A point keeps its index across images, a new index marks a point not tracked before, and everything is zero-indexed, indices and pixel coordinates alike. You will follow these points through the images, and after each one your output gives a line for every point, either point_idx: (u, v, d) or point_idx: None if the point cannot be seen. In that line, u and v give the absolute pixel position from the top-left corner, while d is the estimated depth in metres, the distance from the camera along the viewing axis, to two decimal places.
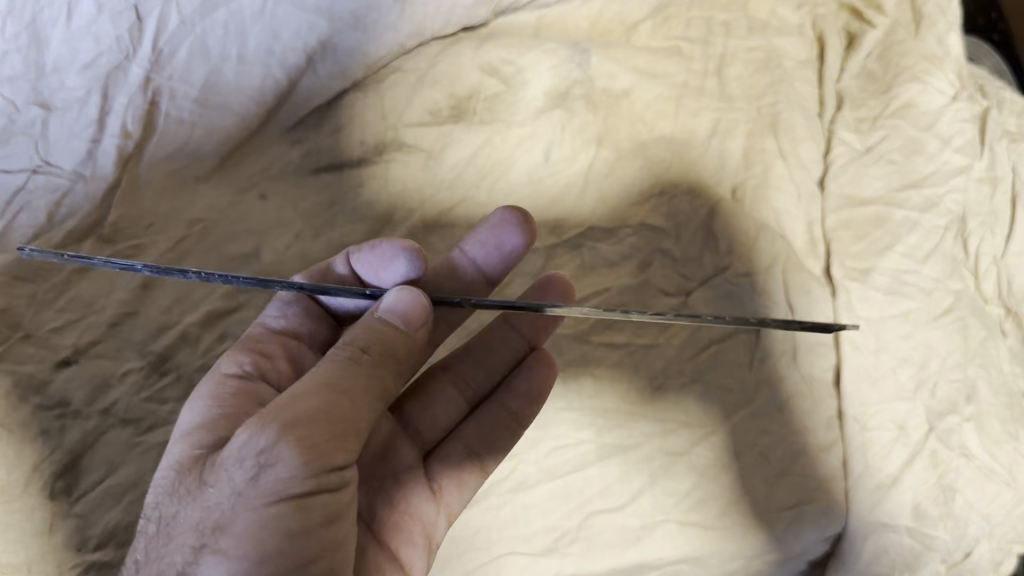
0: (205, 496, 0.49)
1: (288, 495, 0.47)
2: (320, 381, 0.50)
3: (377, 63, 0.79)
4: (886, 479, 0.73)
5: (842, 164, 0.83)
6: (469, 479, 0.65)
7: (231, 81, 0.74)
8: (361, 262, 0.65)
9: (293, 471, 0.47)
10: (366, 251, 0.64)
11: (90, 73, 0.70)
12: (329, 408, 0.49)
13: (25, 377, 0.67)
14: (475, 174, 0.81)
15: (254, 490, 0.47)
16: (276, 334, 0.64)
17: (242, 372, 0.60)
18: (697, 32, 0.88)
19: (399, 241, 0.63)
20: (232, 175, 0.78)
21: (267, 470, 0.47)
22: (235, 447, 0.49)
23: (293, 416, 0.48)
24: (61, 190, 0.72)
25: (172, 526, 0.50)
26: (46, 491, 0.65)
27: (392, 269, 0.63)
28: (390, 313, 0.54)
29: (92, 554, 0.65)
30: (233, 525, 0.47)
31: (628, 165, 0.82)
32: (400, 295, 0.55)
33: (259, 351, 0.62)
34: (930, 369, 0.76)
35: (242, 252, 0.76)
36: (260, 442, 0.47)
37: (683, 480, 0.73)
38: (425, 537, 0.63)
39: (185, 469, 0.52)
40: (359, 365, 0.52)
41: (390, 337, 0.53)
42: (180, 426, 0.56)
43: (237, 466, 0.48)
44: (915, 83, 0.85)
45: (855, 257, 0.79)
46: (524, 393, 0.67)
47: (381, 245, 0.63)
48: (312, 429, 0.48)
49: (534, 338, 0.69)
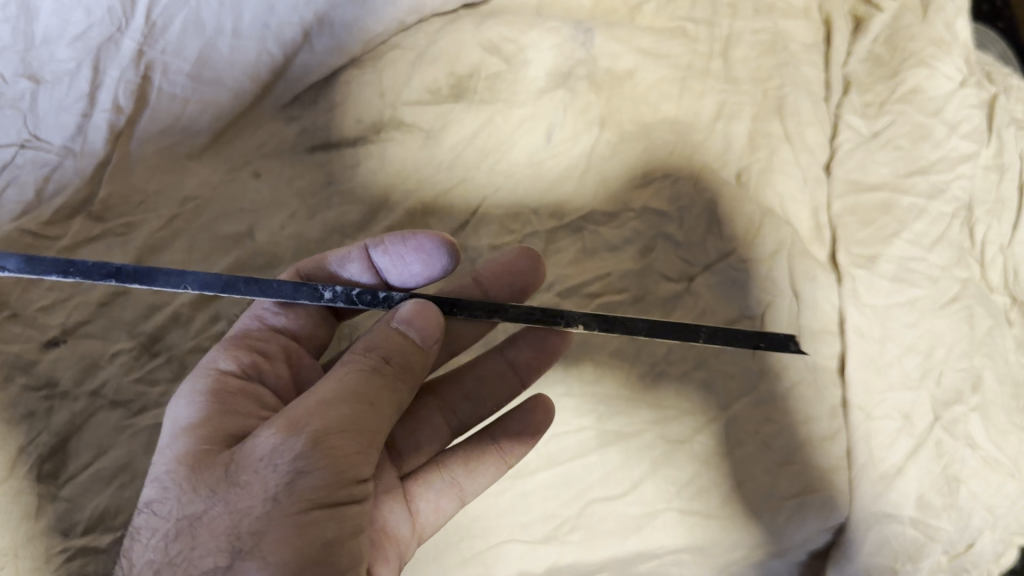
0: (234, 497, 0.46)
1: (323, 502, 0.46)
2: (348, 388, 0.48)
3: (376, 39, 0.78)
4: (890, 469, 0.72)
5: (849, 149, 0.81)
6: (446, 505, 0.63)
7: (225, 56, 0.73)
8: (387, 254, 0.63)
9: (328, 478, 0.46)
10: (399, 241, 0.63)
11: (81, 45, 0.69)
12: (360, 418, 0.48)
13: (12, 358, 0.65)
14: (475, 155, 0.79)
15: (290, 496, 0.46)
16: (277, 336, 0.62)
17: (240, 371, 0.58)
18: (703, 13, 0.86)
19: (439, 235, 0.63)
20: (225, 152, 0.76)
21: (304, 475, 0.46)
22: (265, 449, 0.47)
23: (327, 424, 0.47)
24: (51, 165, 0.70)
25: (195, 530, 0.47)
26: (33, 474, 0.63)
27: (430, 262, 0.63)
28: (406, 326, 0.52)
29: (80, 539, 0.63)
30: (270, 533, 0.45)
31: (630, 147, 0.81)
32: (417, 309, 0.53)
33: (260, 351, 0.60)
34: (936, 358, 0.75)
35: (235, 232, 0.74)
36: (295, 445, 0.46)
37: (684, 468, 0.71)
38: (396, 557, 0.60)
39: (198, 468, 0.49)
40: (383, 376, 0.50)
41: (408, 349, 0.52)
42: (177, 423, 0.53)
43: (270, 469, 0.46)
44: (922, 67, 0.84)
45: (862, 243, 0.77)
46: (515, 434, 0.64)
47: (419, 236, 0.62)
48: (344, 440, 0.47)
49: (527, 378, 0.67)
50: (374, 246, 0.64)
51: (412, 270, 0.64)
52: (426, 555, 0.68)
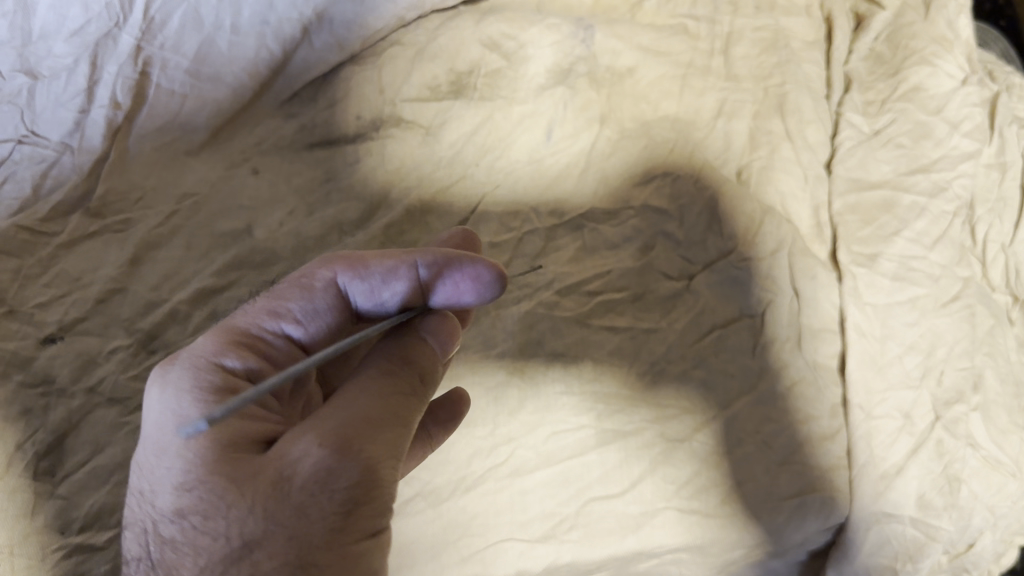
0: (289, 525, 0.45)
1: (374, 531, 0.47)
2: (392, 412, 0.49)
3: (376, 35, 0.78)
4: (890, 469, 0.71)
5: (850, 147, 0.81)
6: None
7: (224, 52, 0.73)
8: (440, 276, 0.57)
9: (379, 506, 0.47)
10: (456, 267, 0.57)
11: (78, 40, 0.70)
12: (402, 441, 0.49)
13: (8, 354, 0.65)
14: (475, 152, 0.79)
15: (347, 526, 0.46)
16: (288, 345, 0.56)
17: (250, 372, 0.53)
18: (704, 11, 0.86)
19: (496, 267, 0.58)
20: (223, 149, 0.76)
21: (359, 504, 0.46)
22: (315, 476, 0.46)
23: (379, 451, 0.47)
24: (48, 161, 0.70)
25: (250, 555, 0.46)
26: (29, 472, 0.63)
27: (481, 292, 0.58)
28: (432, 335, 0.55)
29: (76, 537, 0.63)
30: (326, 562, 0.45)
31: (631, 145, 0.80)
32: (444, 319, 0.56)
33: (266, 355, 0.55)
34: (937, 357, 0.74)
35: (233, 229, 0.73)
36: (351, 473, 0.46)
37: (683, 467, 0.71)
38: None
39: (238, 487, 0.46)
40: (419, 395, 0.51)
41: (435, 364, 0.54)
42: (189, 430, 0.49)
43: (325, 497, 0.45)
44: (924, 65, 0.83)
45: (863, 242, 0.77)
46: (442, 420, 0.65)
47: (479, 265, 0.57)
48: (394, 466, 0.48)
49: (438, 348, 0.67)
50: (427, 265, 0.57)
51: (459, 300, 0.58)
52: (424, 554, 0.68)
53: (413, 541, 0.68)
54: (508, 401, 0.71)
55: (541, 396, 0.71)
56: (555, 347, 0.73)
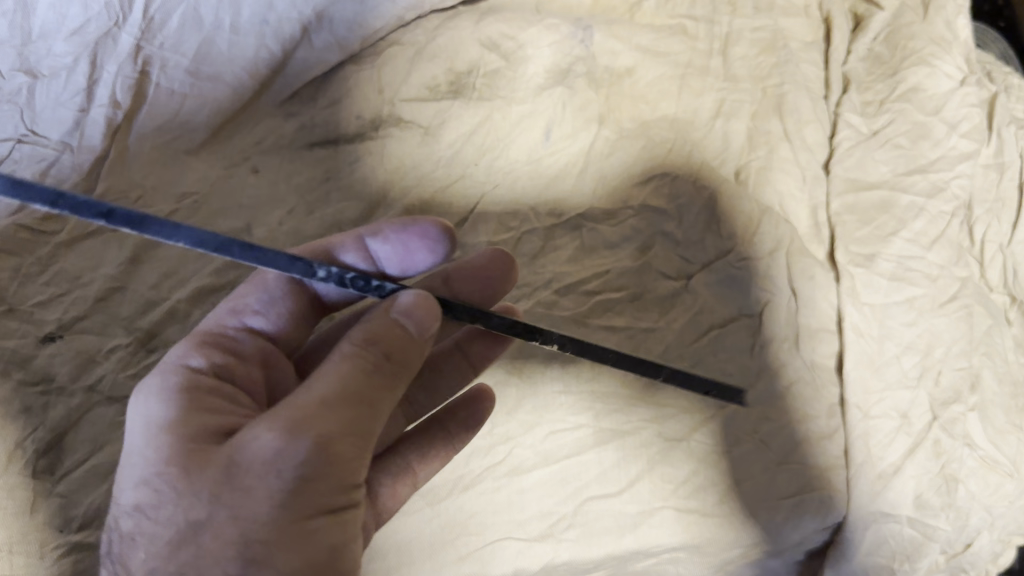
0: (236, 506, 0.45)
1: (326, 508, 0.47)
2: (349, 392, 0.48)
3: (375, 35, 0.78)
4: (888, 468, 0.71)
5: (848, 147, 0.81)
6: (401, 490, 0.63)
7: (223, 51, 0.73)
8: (386, 243, 0.63)
9: (331, 484, 0.47)
10: (399, 230, 0.63)
11: (78, 39, 0.70)
12: (359, 421, 0.48)
13: (8, 352, 0.65)
14: (474, 151, 0.79)
15: (294, 504, 0.45)
16: (252, 336, 0.61)
17: (215, 368, 0.56)
18: (703, 11, 0.86)
19: (439, 222, 0.64)
20: (223, 148, 0.76)
21: (308, 483, 0.46)
22: (263, 455, 0.46)
23: (331, 430, 0.46)
24: (48, 159, 0.70)
25: (197, 540, 0.45)
26: (28, 470, 0.63)
27: (431, 249, 0.64)
28: (405, 316, 0.51)
29: (75, 535, 0.63)
30: (275, 540, 0.45)
31: (629, 145, 0.80)
32: (420, 299, 0.52)
33: (233, 352, 0.59)
34: (935, 357, 0.74)
35: (232, 228, 0.73)
36: (298, 452, 0.45)
37: (681, 467, 0.71)
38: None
39: (190, 473, 0.47)
40: (383, 376, 0.50)
41: (409, 344, 0.51)
42: (150, 428, 0.51)
43: (273, 478, 0.45)
44: (923, 66, 0.83)
45: (860, 242, 0.77)
46: (463, 419, 0.65)
47: (423, 223, 0.63)
48: (348, 444, 0.47)
49: (478, 364, 0.67)
50: (370, 237, 0.63)
51: (413, 260, 0.64)
52: (422, 552, 0.68)
53: (411, 540, 0.68)
54: (507, 400, 0.72)
55: (539, 396, 0.72)
56: (554, 347, 0.73)
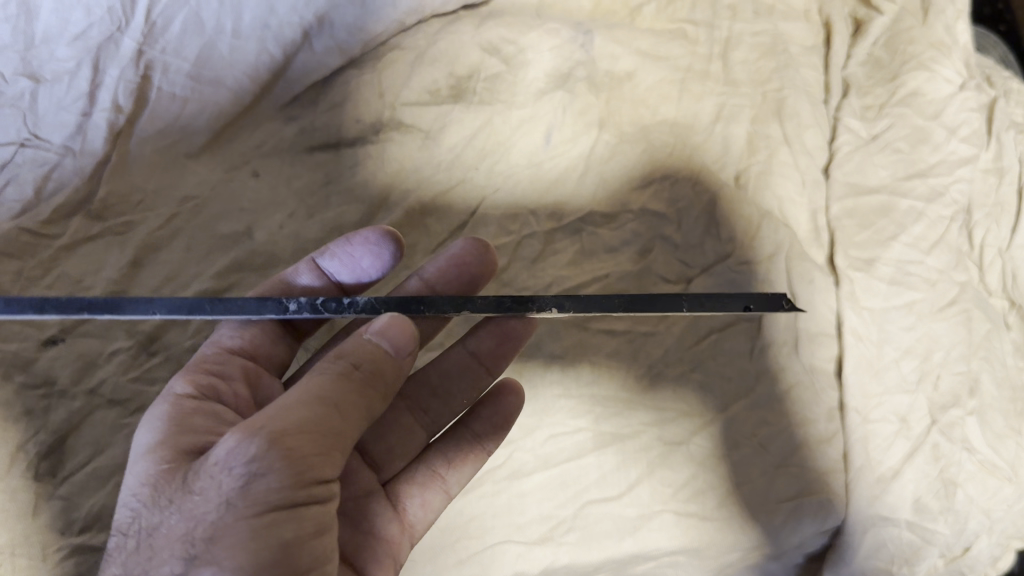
0: (191, 505, 0.46)
1: (280, 504, 0.45)
2: (309, 394, 0.47)
3: (376, 39, 0.78)
4: (887, 472, 0.72)
5: (848, 152, 0.81)
6: (432, 499, 0.63)
7: (225, 56, 0.74)
8: (335, 258, 0.65)
9: (286, 481, 0.45)
10: (344, 243, 0.64)
11: (81, 44, 0.70)
12: (320, 422, 0.47)
13: (10, 356, 0.65)
14: (474, 155, 0.79)
15: (244, 498, 0.44)
16: (232, 356, 0.61)
17: (200, 390, 0.56)
18: (703, 15, 0.86)
19: (381, 227, 0.65)
20: (224, 152, 0.76)
21: (258, 477, 0.44)
22: (221, 454, 0.46)
23: (285, 425, 0.45)
24: (50, 163, 0.71)
25: (153, 540, 0.46)
26: (31, 473, 0.63)
27: (377, 253, 0.65)
28: (380, 337, 0.51)
29: (77, 537, 0.63)
30: (225, 536, 0.44)
31: (629, 149, 0.81)
32: (392, 319, 0.52)
33: (215, 372, 0.59)
34: (934, 361, 0.74)
35: (233, 232, 0.74)
36: (249, 449, 0.45)
37: (680, 470, 0.71)
38: (389, 558, 0.60)
39: (161, 482, 0.48)
40: (349, 382, 0.49)
41: (379, 358, 0.51)
42: (136, 446, 0.52)
43: (225, 475, 0.45)
44: (922, 71, 0.84)
45: (860, 247, 0.77)
46: (488, 418, 0.65)
47: (364, 232, 0.64)
48: (303, 440, 0.46)
49: (493, 366, 0.66)
50: (320, 256, 0.65)
51: (362, 267, 0.65)
52: (422, 555, 0.69)
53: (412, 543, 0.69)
54: None
55: (539, 399, 0.72)
56: (554, 350, 0.73)
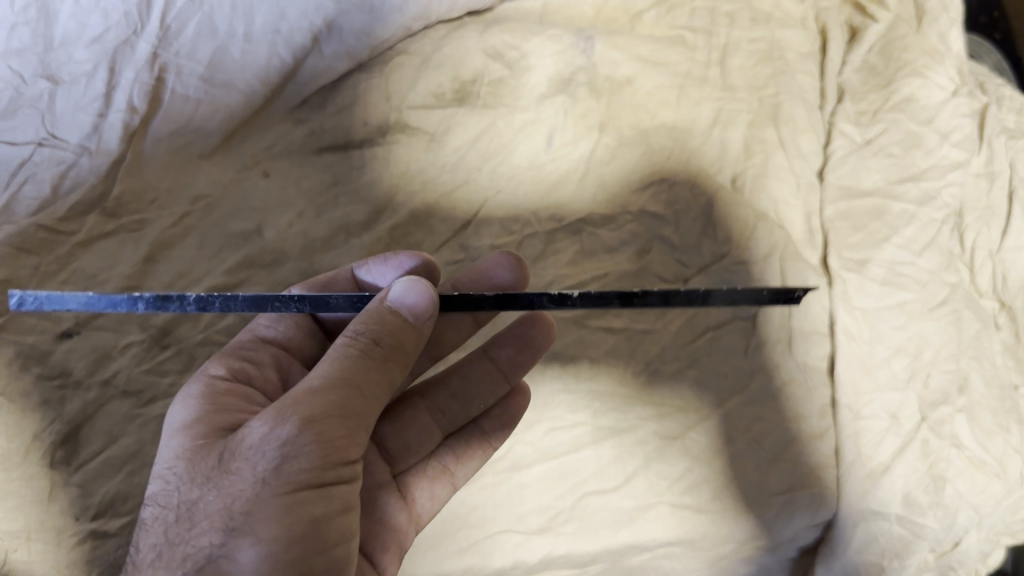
0: (226, 483, 0.48)
1: (312, 483, 0.48)
2: (334, 374, 0.49)
3: (384, 44, 0.80)
4: (877, 467, 0.74)
5: (842, 155, 0.83)
6: (440, 491, 0.66)
7: (237, 59, 0.75)
8: (370, 273, 0.67)
9: (315, 461, 0.47)
10: (380, 262, 0.67)
11: (98, 47, 0.72)
12: (346, 404, 0.49)
13: (27, 348, 0.67)
14: (478, 158, 0.81)
15: (277, 479, 0.47)
16: (266, 345, 0.64)
17: (234, 372, 0.59)
18: (702, 22, 0.88)
19: (419, 254, 0.67)
20: (235, 152, 0.78)
21: (290, 459, 0.47)
22: (255, 436, 0.48)
23: (314, 409, 0.48)
24: (66, 163, 0.72)
25: (191, 513, 0.48)
26: (47, 460, 0.66)
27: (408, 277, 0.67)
28: (398, 306, 0.52)
29: (91, 522, 0.66)
30: (260, 512, 0.46)
31: (628, 152, 0.83)
32: (411, 285, 0.53)
33: (248, 358, 0.62)
34: (924, 359, 0.76)
35: (243, 229, 0.76)
36: (283, 432, 0.47)
37: (675, 463, 0.74)
38: (396, 545, 0.62)
39: (196, 459, 0.51)
40: (370, 360, 0.50)
41: (400, 331, 0.52)
42: (170, 425, 0.55)
43: (259, 456, 0.47)
44: (915, 77, 0.86)
45: (853, 248, 0.79)
46: (499, 416, 0.68)
47: (399, 254, 0.66)
48: (332, 424, 0.48)
49: (511, 373, 0.67)
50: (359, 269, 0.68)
51: None
52: (424, 544, 0.71)
53: None
54: None
55: (539, 395, 0.75)
56: (554, 347, 0.76)
